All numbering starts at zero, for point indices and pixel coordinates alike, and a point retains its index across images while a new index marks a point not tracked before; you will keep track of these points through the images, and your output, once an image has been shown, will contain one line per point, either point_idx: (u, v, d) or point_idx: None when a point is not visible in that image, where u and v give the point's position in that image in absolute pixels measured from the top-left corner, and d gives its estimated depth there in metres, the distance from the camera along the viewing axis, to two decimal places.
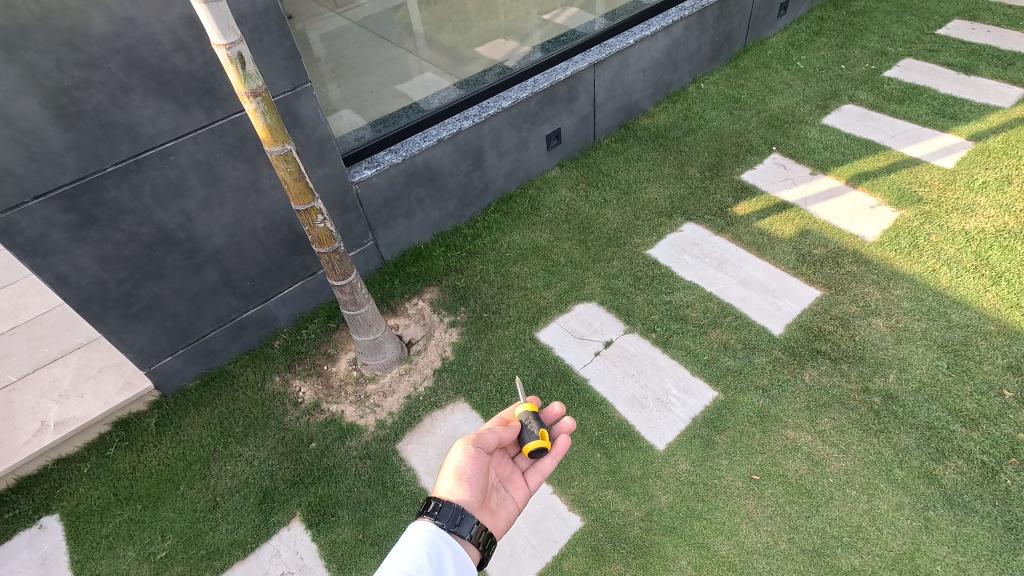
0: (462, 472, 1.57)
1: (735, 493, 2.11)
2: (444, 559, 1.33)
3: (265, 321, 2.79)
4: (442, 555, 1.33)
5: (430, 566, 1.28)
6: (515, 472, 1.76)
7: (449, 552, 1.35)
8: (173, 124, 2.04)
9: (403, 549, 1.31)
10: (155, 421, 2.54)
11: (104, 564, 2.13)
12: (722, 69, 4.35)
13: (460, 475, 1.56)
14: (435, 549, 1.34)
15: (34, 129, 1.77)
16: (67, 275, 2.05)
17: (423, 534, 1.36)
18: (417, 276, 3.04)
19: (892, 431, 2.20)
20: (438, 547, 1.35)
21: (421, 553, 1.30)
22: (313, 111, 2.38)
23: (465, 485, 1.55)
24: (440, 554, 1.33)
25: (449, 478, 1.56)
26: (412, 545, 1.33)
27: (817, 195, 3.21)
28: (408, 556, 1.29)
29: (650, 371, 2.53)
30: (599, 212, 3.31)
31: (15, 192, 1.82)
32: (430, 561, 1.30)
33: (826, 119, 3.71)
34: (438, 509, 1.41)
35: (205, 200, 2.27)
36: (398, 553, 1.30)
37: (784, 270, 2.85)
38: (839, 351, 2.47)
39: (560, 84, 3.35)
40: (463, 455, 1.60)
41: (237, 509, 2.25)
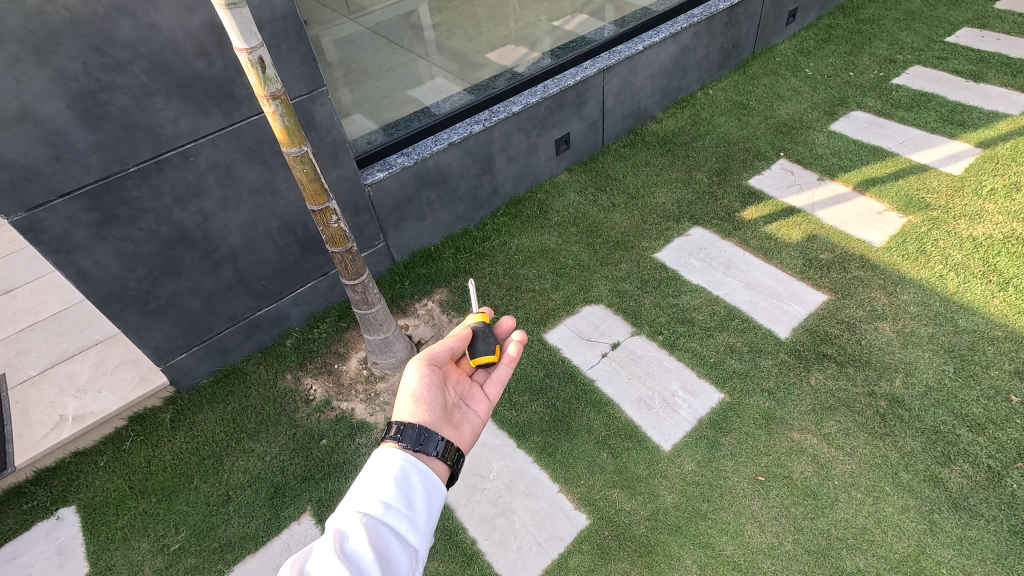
0: (421, 393, 1.53)
1: (740, 493, 2.12)
2: (414, 483, 1.20)
3: (277, 320, 2.84)
4: (411, 479, 1.20)
5: (398, 492, 1.16)
6: (473, 388, 1.75)
7: (419, 476, 1.22)
8: (193, 126, 2.10)
9: (368, 477, 1.18)
10: (170, 417, 2.59)
11: (118, 555, 2.18)
12: (730, 76, 4.38)
13: (419, 394, 1.52)
14: (403, 474, 1.21)
15: (61, 130, 1.83)
16: (88, 272, 2.11)
17: (389, 461, 1.23)
18: (427, 277, 3.09)
19: (898, 434, 2.21)
20: (406, 472, 1.21)
21: (387, 481, 1.17)
22: (327, 114, 2.44)
23: (425, 404, 1.50)
24: (409, 478, 1.20)
25: (407, 399, 1.49)
26: (378, 473, 1.20)
27: (825, 201, 3.23)
28: (372, 484, 1.16)
29: (656, 373, 2.56)
30: (607, 215, 3.35)
31: (42, 191, 1.88)
32: (398, 487, 1.17)
33: (834, 125, 3.73)
34: (399, 431, 1.33)
35: (222, 200, 2.32)
36: (362, 483, 1.16)
37: (790, 274, 2.87)
38: (845, 354, 2.49)
39: (569, 89, 3.39)
40: (419, 376, 1.56)
41: (249, 503, 2.29)
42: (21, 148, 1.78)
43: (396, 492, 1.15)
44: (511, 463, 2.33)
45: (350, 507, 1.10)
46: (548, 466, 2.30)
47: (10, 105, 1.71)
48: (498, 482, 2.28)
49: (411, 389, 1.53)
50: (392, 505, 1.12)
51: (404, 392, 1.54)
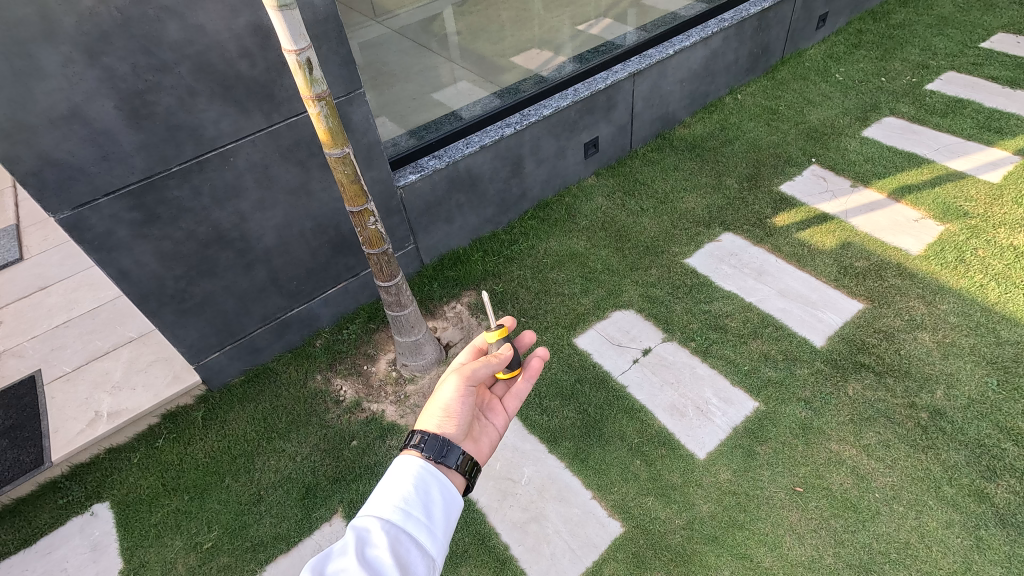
0: (452, 409, 1.50)
1: (778, 504, 2.09)
2: (433, 492, 1.22)
3: (307, 321, 2.85)
4: (430, 488, 1.22)
5: (415, 500, 1.18)
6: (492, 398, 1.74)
7: (438, 486, 1.24)
8: (234, 127, 2.11)
9: (388, 484, 1.21)
10: (202, 415, 2.61)
11: (152, 552, 2.19)
12: (759, 80, 4.34)
13: (451, 413, 1.49)
14: (422, 482, 1.23)
15: (108, 130, 1.85)
16: (128, 271, 2.13)
17: (408, 469, 1.25)
18: (455, 280, 3.08)
19: (940, 447, 2.16)
20: (424, 481, 1.23)
21: (406, 488, 1.20)
22: (364, 116, 2.45)
23: (455, 423, 1.48)
24: (428, 487, 1.22)
25: (438, 416, 1.48)
26: (396, 479, 1.22)
27: (858, 207, 3.18)
28: (391, 491, 1.19)
29: (689, 380, 2.53)
30: (636, 220, 3.32)
31: (88, 190, 1.90)
32: (416, 495, 1.19)
33: (867, 131, 3.68)
34: (422, 441, 1.35)
35: (259, 201, 2.34)
36: (381, 489, 1.19)
37: (825, 282, 2.83)
38: (883, 364, 2.44)
39: (600, 93, 3.38)
40: (454, 392, 1.52)
41: (280, 503, 2.29)
42: (70, 147, 1.80)
43: (414, 500, 1.18)
44: (542, 468, 2.32)
45: (369, 512, 1.13)
46: (580, 473, 2.28)
47: (62, 105, 1.74)
48: (530, 488, 2.26)
49: (443, 403, 1.51)
50: (411, 512, 1.15)
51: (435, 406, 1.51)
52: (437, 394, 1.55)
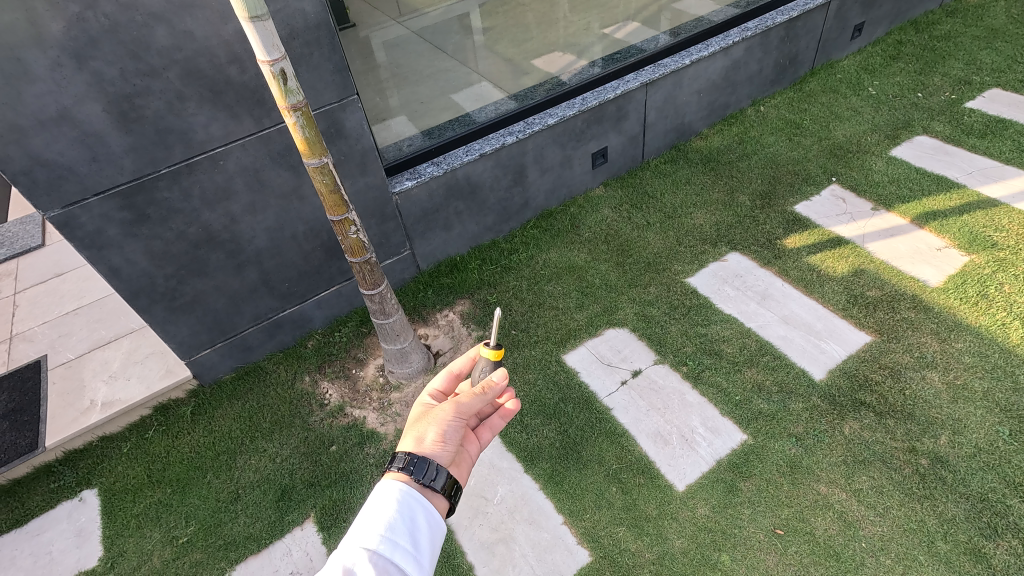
0: (442, 435, 1.37)
1: (756, 546, 1.99)
2: (419, 518, 1.11)
3: (300, 322, 2.88)
4: (416, 515, 1.11)
5: (403, 528, 1.07)
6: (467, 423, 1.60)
7: (424, 513, 1.13)
8: (224, 131, 2.13)
9: (370, 511, 1.08)
10: (191, 409, 2.67)
11: (131, 542, 2.25)
12: (785, 92, 4.16)
13: (441, 439, 1.36)
14: (408, 508, 1.12)
15: (97, 132, 1.89)
16: (119, 268, 2.18)
17: (392, 495, 1.13)
18: (450, 288, 3.07)
19: (938, 499, 2.02)
20: (410, 507, 1.12)
21: (392, 515, 1.08)
22: (358, 123, 2.44)
23: (445, 449, 1.35)
24: (415, 514, 1.11)
25: (428, 441, 1.34)
26: (380, 506, 1.10)
27: (877, 232, 3.01)
28: (375, 519, 1.06)
29: (677, 407, 2.44)
30: (641, 234, 3.23)
31: (78, 190, 1.95)
32: (403, 523, 1.08)
33: (895, 151, 3.48)
34: (409, 463, 1.24)
35: (250, 204, 2.36)
36: (363, 517, 1.07)
37: (832, 310, 2.69)
38: (885, 404, 2.30)
39: (609, 102, 3.29)
40: (445, 419, 1.38)
41: (256, 504, 2.32)
42: (60, 148, 1.85)
43: (402, 529, 1.07)
44: (516, 488, 2.28)
45: (354, 543, 1.00)
46: (554, 496, 2.23)
47: (51, 107, 1.78)
48: (502, 507, 2.22)
49: (432, 429, 1.37)
50: (397, 542, 1.04)
51: (423, 429, 1.37)
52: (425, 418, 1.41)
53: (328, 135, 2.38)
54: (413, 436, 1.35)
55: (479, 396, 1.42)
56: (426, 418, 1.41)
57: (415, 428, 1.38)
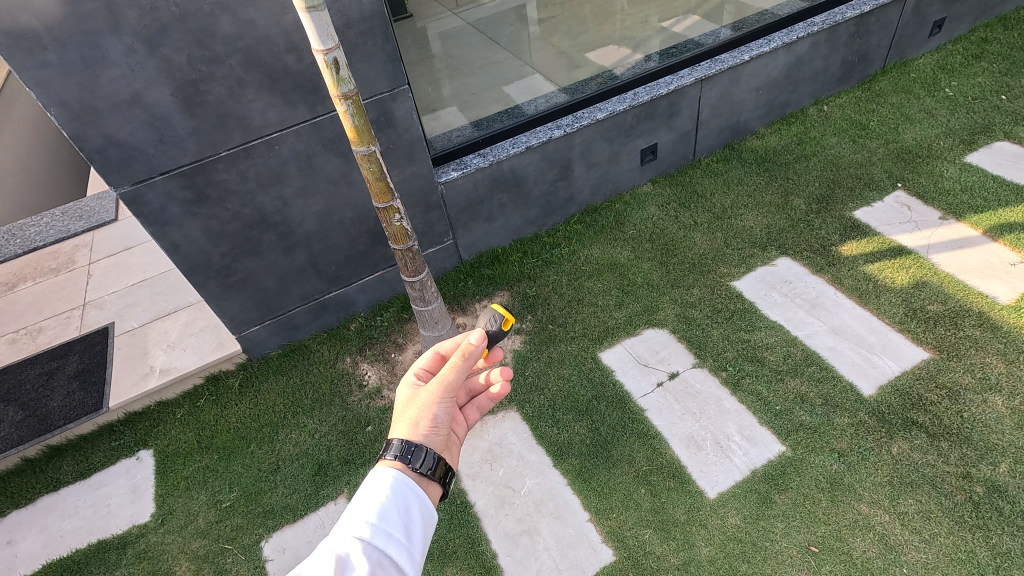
0: (432, 418, 1.35)
1: (787, 562, 1.92)
2: (413, 510, 1.10)
3: (344, 305, 2.97)
4: (410, 505, 1.10)
5: (396, 519, 1.06)
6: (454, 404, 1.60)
7: (417, 505, 1.12)
8: (280, 118, 2.22)
9: (362, 499, 1.07)
10: (239, 381, 2.81)
11: (179, 502, 2.40)
12: (852, 91, 3.95)
13: (432, 421, 1.34)
14: (402, 498, 1.11)
15: (165, 115, 2.00)
16: (179, 244, 2.32)
17: (385, 485, 1.11)
18: (490, 279, 3.10)
19: (991, 530, 1.90)
20: (404, 499, 1.11)
21: (385, 505, 1.07)
22: (407, 112, 2.49)
23: (437, 432, 1.34)
24: (409, 505, 1.10)
25: (418, 424, 1.32)
26: (372, 495, 1.09)
27: (943, 243, 2.83)
28: (367, 506, 1.05)
29: (713, 413, 2.38)
30: (687, 234, 3.16)
31: (145, 169, 2.07)
32: (396, 514, 1.07)
33: (971, 157, 3.25)
34: (408, 451, 1.23)
35: (301, 188, 2.45)
36: (355, 505, 1.05)
37: (886, 323, 2.55)
38: (940, 426, 2.17)
39: (661, 98, 3.22)
40: (434, 400, 1.35)
41: (294, 476, 2.42)
42: (130, 129, 1.97)
43: (396, 519, 1.06)
44: (542, 482, 2.29)
45: (345, 533, 0.99)
46: (581, 492, 2.22)
47: (124, 91, 1.90)
48: (528, 499, 2.24)
49: (423, 414, 1.34)
50: (391, 533, 1.02)
51: (413, 413, 1.34)
52: (412, 400, 1.38)
53: (378, 124, 2.44)
54: (405, 422, 1.33)
55: (463, 365, 1.35)
56: (413, 401, 1.38)
57: (405, 412, 1.35)
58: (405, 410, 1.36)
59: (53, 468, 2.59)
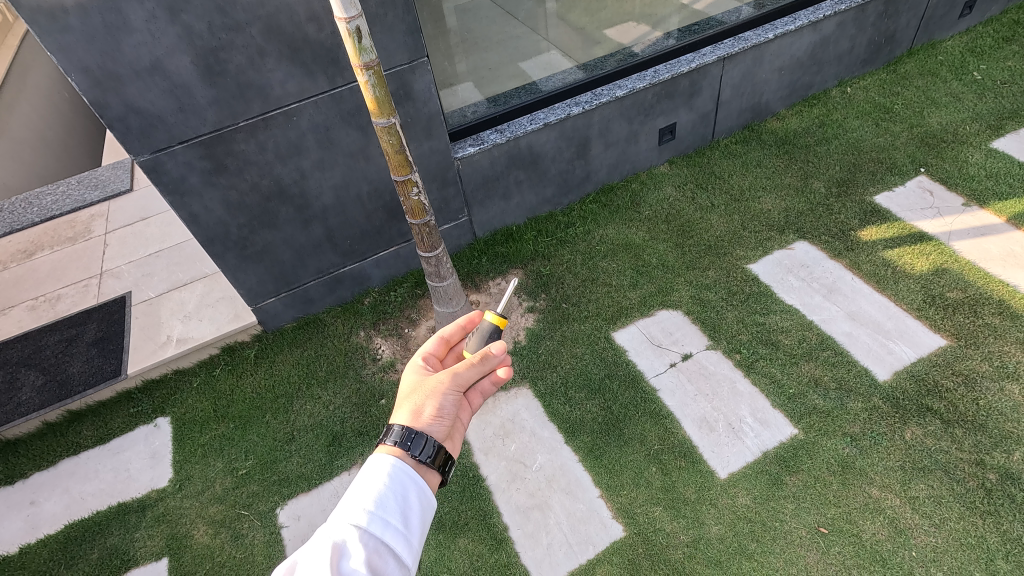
0: (439, 408, 1.35)
1: (796, 542, 1.94)
2: (411, 497, 1.10)
3: (359, 279, 2.99)
4: (408, 493, 1.10)
5: (394, 508, 1.05)
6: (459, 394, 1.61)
7: (415, 492, 1.11)
8: (300, 88, 2.20)
9: (362, 486, 1.07)
10: (255, 352, 2.84)
11: (197, 469, 2.45)
12: (877, 73, 3.87)
13: (438, 410, 1.35)
14: (401, 486, 1.10)
15: (185, 84, 1.99)
16: (198, 215, 2.33)
17: (383, 473, 1.11)
18: (505, 257, 3.09)
19: (1002, 516, 1.90)
20: (403, 486, 1.10)
21: (383, 493, 1.06)
22: (426, 86, 2.46)
23: (441, 421, 1.35)
24: (407, 491, 1.10)
25: (424, 413, 1.33)
26: (370, 482, 1.08)
27: (965, 230, 2.78)
28: (366, 493, 1.05)
29: (726, 395, 2.38)
30: (704, 215, 3.13)
31: (165, 138, 2.07)
32: (394, 502, 1.06)
33: (998, 142, 3.18)
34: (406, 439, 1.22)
35: (319, 160, 2.44)
36: (355, 492, 1.05)
37: (903, 310, 2.53)
38: (955, 412, 2.16)
39: (682, 76, 3.16)
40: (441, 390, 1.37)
41: (309, 446, 2.46)
42: (151, 97, 1.97)
43: (394, 508, 1.05)
44: (553, 459, 2.31)
45: (343, 520, 0.99)
46: (592, 469, 2.24)
47: (146, 58, 1.89)
48: (539, 475, 2.27)
49: (427, 400, 1.36)
50: (389, 521, 1.02)
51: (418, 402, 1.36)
52: (418, 388, 1.40)
53: (397, 97, 2.42)
54: (409, 410, 1.34)
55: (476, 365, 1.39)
56: (419, 389, 1.39)
57: (410, 400, 1.37)
58: (411, 398, 1.37)
59: (73, 433, 2.64)
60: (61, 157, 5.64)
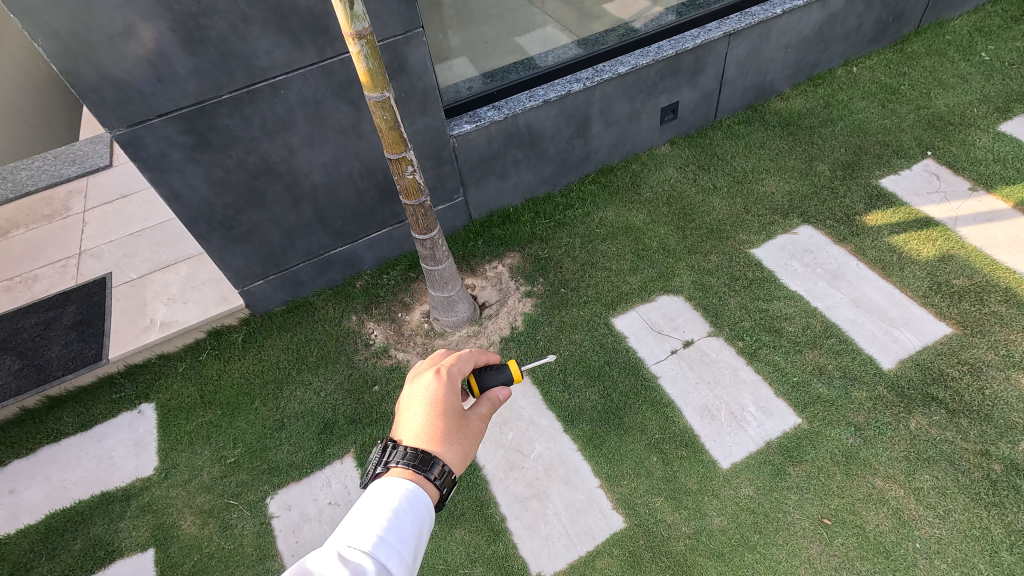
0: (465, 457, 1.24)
1: (799, 533, 1.91)
2: (420, 526, 1.02)
3: (350, 262, 2.88)
4: (417, 520, 1.01)
5: (402, 535, 0.97)
6: None
7: (426, 523, 1.04)
8: (287, 59, 2.07)
9: (370, 508, 1.00)
10: (242, 336, 2.74)
11: (183, 457, 2.37)
12: (883, 53, 3.77)
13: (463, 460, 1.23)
14: (411, 511, 1.02)
15: (163, 52, 1.86)
16: (180, 193, 2.20)
17: (397, 493, 1.03)
18: (501, 239, 3.00)
19: (1007, 508, 1.88)
20: (416, 514, 1.02)
21: (393, 518, 0.99)
22: (421, 58, 2.33)
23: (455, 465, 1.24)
24: (420, 519, 1.02)
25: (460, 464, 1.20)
26: (381, 504, 1.01)
27: (972, 216, 2.73)
28: (373, 516, 0.98)
29: (729, 383, 2.33)
30: (706, 198, 3.05)
31: (142, 110, 1.94)
32: (403, 527, 0.98)
33: (1006, 126, 3.12)
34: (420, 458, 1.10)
35: (309, 137, 2.32)
36: (363, 513, 0.98)
37: (909, 297, 2.48)
38: (960, 402, 2.13)
39: (687, 53, 3.05)
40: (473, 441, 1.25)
41: (299, 434, 2.38)
42: (127, 66, 1.84)
43: (402, 533, 0.97)
44: (552, 449, 2.25)
45: (346, 541, 0.92)
46: (591, 458, 2.19)
47: (119, 23, 1.76)
48: (537, 464, 2.21)
49: (463, 446, 1.22)
50: (395, 547, 0.94)
51: (457, 446, 1.19)
52: (456, 426, 1.22)
53: (390, 70, 2.30)
54: (449, 453, 1.16)
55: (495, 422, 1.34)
56: (458, 429, 1.22)
57: (449, 438, 1.19)
58: (449, 435, 1.20)
59: (53, 419, 2.54)
60: (32, 133, 5.35)
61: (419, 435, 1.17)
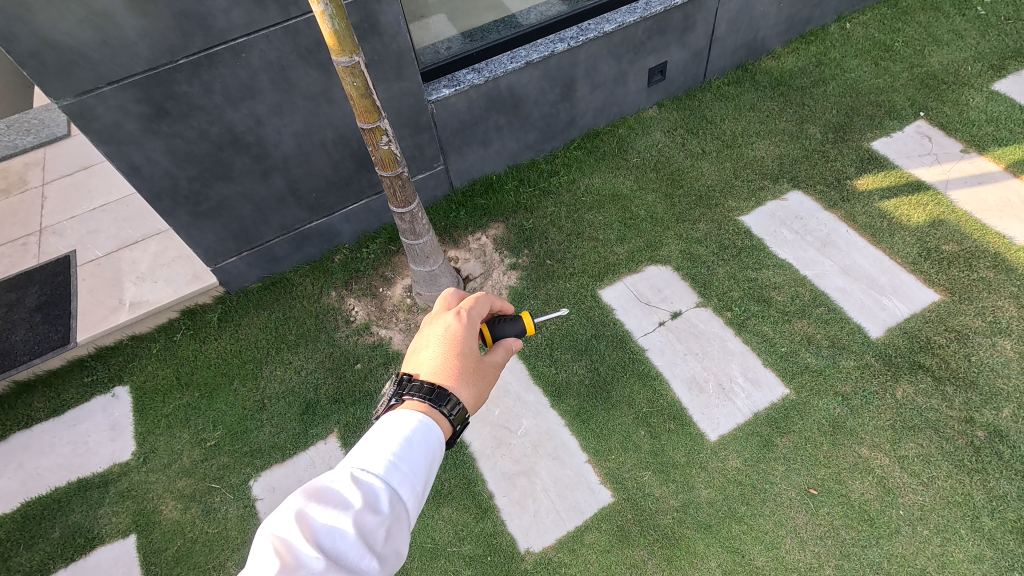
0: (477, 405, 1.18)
1: (786, 503, 1.92)
2: (434, 457, 0.96)
3: (328, 235, 2.77)
4: (430, 450, 0.96)
5: (413, 464, 0.91)
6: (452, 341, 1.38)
7: (438, 456, 0.98)
8: (247, 19, 1.91)
9: (384, 432, 0.94)
10: (218, 315, 2.65)
11: (161, 441, 2.30)
12: (877, 8, 3.64)
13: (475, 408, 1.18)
14: (425, 440, 0.96)
15: (108, 12, 1.70)
16: (140, 166, 2.07)
17: (410, 423, 0.96)
18: (484, 209, 2.90)
19: (989, 474, 1.89)
20: (429, 446, 0.96)
21: (408, 444, 0.93)
22: (394, 17, 2.18)
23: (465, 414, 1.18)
24: (433, 450, 0.96)
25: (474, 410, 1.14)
26: (395, 431, 0.95)
27: (963, 178, 2.68)
28: (387, 441, 0.92)
29: (717, 355, 2.31)
30: (694, 163, 2.96)
31: (90, 77, 1.79)
32: (414, 456, 0.92)
33: (1000, 84, 3.04)
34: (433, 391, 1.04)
35: (276, 105, 2.18)
36: (378, 436, 0.93)
37: (898, 264, 2.45)
38: (946, 369, 2.12)
39: (676, 9, 2.90)
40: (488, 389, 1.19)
41: (281, 415, 2.32)
42: (69, 29, 1.68)
43: (415, 463, 0.91)
44: (540, 425, 2.22)
45: (357, 464, 0.87)
46: (579, 434, 2.17)
47: None
48: (525, 440, 2.19)
49: (479, 393, 1.15)
50: (406, 475, 0.89)
51: (473, 390, 1.13)
52: (474, 369, 1.16)
53: (361, 30, 2.14)
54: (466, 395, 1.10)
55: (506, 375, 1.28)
56: (474, 372, 1.16)
57: (466, 379, 1.12)
58: (467, 377, 1.13)
59: (23, 405, 2.45)
60: None
61: (440, 373, 1.11)
